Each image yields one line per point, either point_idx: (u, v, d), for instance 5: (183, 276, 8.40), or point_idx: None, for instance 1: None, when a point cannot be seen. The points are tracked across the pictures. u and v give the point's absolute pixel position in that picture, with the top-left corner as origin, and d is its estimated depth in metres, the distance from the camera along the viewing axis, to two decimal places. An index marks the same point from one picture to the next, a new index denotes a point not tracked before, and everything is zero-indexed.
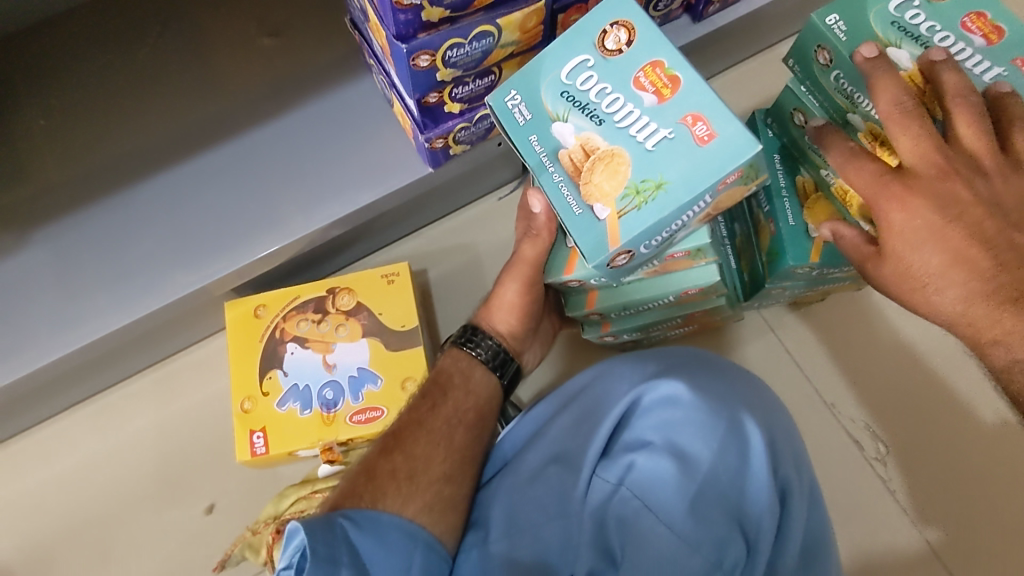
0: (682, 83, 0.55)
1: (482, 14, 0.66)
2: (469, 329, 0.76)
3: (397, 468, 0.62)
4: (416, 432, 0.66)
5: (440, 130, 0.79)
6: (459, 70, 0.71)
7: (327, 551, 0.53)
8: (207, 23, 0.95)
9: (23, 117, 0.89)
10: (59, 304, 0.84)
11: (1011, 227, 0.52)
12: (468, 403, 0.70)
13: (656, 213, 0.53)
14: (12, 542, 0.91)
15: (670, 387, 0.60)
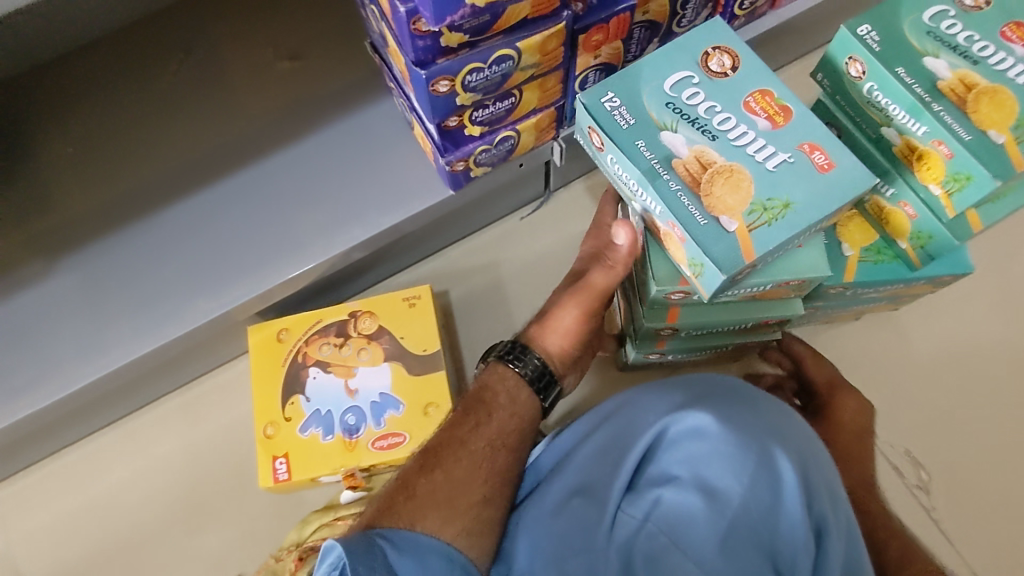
0: (793, 113, 0.60)
1: (502, 37, 0.66)
2: (519, 346, 0.73)
3: (437, 488, 0.60)
4: (457, 452, 0.63)
5: (461, 153, 0.78)
6: (479, 94, 0.70)
7: (367, 564, 0.51)
8: (228, 52, 0.97)
9: (53, 146, 0.92)
10: (88, 330, 0.85)
11: None
12: (509, 427, 0.67)
13: (790, 228, 0.55)
14: (44, 565, 0.92)
15: (698, 418, 0.57)
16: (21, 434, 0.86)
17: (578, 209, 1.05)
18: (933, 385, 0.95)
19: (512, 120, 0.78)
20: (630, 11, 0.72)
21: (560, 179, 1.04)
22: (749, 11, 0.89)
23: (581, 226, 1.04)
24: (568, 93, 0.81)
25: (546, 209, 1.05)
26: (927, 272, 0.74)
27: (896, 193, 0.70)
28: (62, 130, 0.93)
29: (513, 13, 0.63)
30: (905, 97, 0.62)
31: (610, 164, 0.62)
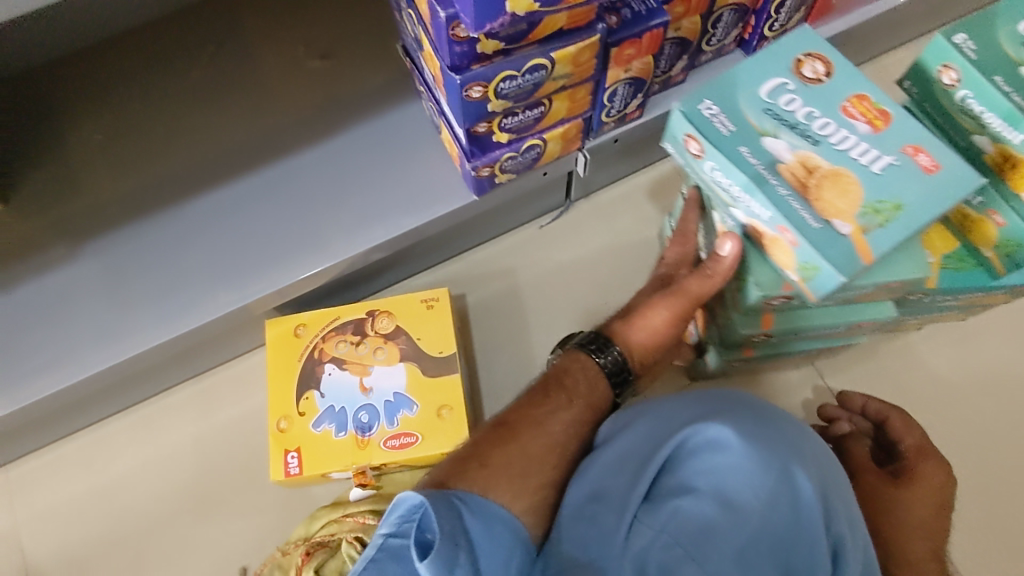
0: (893, 116, 0.59)
1: (537, 47, 0.66)
2: (602, 338, 0.71)
3: (512, 462, 0.60)
4: (536, 432, 0.63)
5: (486, 159, 0.79)
6: (511, 101, 0.71)
7: (448, 530, 0.52)
8: (260, 50, 0.98)
9: (84, 133, 0.94)
10: (108, 316, 0.85)
11: None
12: (584, 413, 0.66)
13: (903, 231, 0.54)
14: (50, 547, 0.92)
15: (719, 430, 0.58)
16: (35, 416, 0.86)
17: (597, 220, 1.06)
18: (947, 415, 0.94)
19: (539, 129, 0.79)
20: (662, 26, 0.71)
21: (581, 190, 1.05)
22: (779, 33, 0.90)
23: (600, 238, 1.05)
24: (596, 106, 0.81)
25: (566, 219, 1.06)
26: (1013, 280, 0.73)
27: (984, 201, 0.69)
28: (92, 118, 0.95)
29: (549, 23, 0.64)
30: (1003, 102, 0.63)
31: (708, 171, 0.61)
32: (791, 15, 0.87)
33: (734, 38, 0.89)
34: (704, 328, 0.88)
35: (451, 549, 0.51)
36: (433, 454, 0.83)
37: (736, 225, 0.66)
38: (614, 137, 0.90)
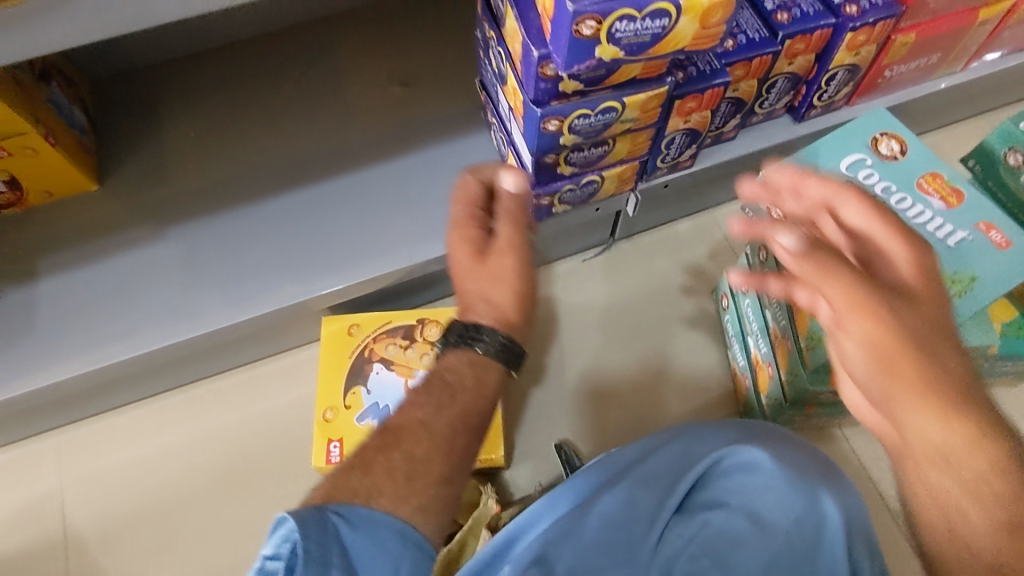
0: (963, 194, 0.72)
1: (611, 91, 0.73)
2: (474, 327, 0.63)
3: (395, 466, 0.54)
4: (415, 432, 0.56)
5: (547, 189, 0.86)
6: (581, 137, 0.78)
7: (318, 552, 0.46)
8: (347, 72, 1.07)
9: (181, 129, 1.03)
10: (182, 296, 0.92)
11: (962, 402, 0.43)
12: (474, 412, 0.59)
13: (980, 301, 0.66)
14: (90, 509, 0.97)
15: (754, 454, 0.63)
16: (99, 383, 0.92)
17: (637, 260, 1.12)
18: None
19: (600, 166, 0.86)
20: (724, 86, 0.79)
21: (626, 230, 1.11)
22: (828, 103, 0.97)
23: (640, 277, 1.11)
24: (653, 151, 0.88)
25: (608, 255, 1.13)
26: None
27: None
28: (190, 116, 1.04)
29: (626, 71, 0.71)
30: None
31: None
32: (841, 87, 0.93)
33: (785, 104, 0.96)
34: (764, 387, 0.93)
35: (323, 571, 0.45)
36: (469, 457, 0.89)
37: None
38: (665, 183, 0.97)
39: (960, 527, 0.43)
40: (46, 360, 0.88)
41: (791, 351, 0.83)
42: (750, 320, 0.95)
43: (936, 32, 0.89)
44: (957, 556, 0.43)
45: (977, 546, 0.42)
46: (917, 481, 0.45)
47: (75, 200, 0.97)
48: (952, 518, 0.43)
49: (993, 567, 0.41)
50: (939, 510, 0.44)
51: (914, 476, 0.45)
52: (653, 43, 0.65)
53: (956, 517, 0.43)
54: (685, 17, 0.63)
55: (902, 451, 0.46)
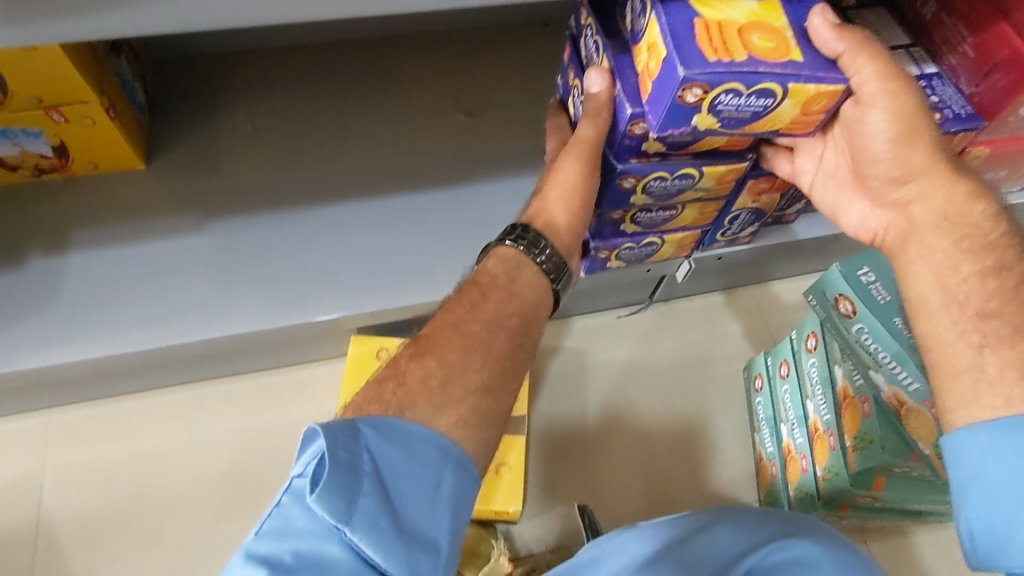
0: None
1: (691, 158, 0.70)
2: (519, 227, 0.63)
3: (430, 374, 0.51)
4: (450, 335, 0.53)
5: (608, 244, 0.84)
6: (652, 198, 0.75)
7: (349, 459, 0.43)
8: (413, 95, 1.06)
9: (238, 123, 1.01)
10: (213, 292, 0.89)
11: (994, 267, 0.55)
12: (509, 310, 0.57)
13: None
14: (71, 502, 0.90)
15: (805, 550, 0.63)
16: (111, 369, 0.88)
17: (673, 325, 1.10)
18: None
19: (663, 228, 0.84)
20: None
21: (665, 293, 1.09)
22: None
23: (672, 343, 1.09)
24: (715, 225, 0.88)
25: (644, 316, 1.10)
26: None
27: None
28: (248, 112, 1.02)
29: (711, 141, 0.68)
30: None
31: (855, 330, 0.75)
32: None
33: None
34: (796, 482, 0.90)
35: (354, 480, 0.43)
36: (488, 509, 0.86)
37: (868, 386, 0.75)
38: (719, 254, 0.96)
39: (952, 285, 0.56)
40: (62, 337, 0.84)
41: (833, 448, 0.81)
42: (787, 406, 0.93)
43: (1007, 151, 0.90)
44: (947, 318, 0.55)
45: (974, 302, 0.54)
46: (916, 276, 0.59)
47: (120, 176, 0.95)
48: (946, 281, 0.56)
49: (982, 313, 0.53)
50: (936, 281, 0.57)
51: (913, 261, 0.60)
52: (751, 121, 0.60)
53: (948, 296, 0.55)
54: (790, 100, 0.59)
55: (912, 238, 0.62)
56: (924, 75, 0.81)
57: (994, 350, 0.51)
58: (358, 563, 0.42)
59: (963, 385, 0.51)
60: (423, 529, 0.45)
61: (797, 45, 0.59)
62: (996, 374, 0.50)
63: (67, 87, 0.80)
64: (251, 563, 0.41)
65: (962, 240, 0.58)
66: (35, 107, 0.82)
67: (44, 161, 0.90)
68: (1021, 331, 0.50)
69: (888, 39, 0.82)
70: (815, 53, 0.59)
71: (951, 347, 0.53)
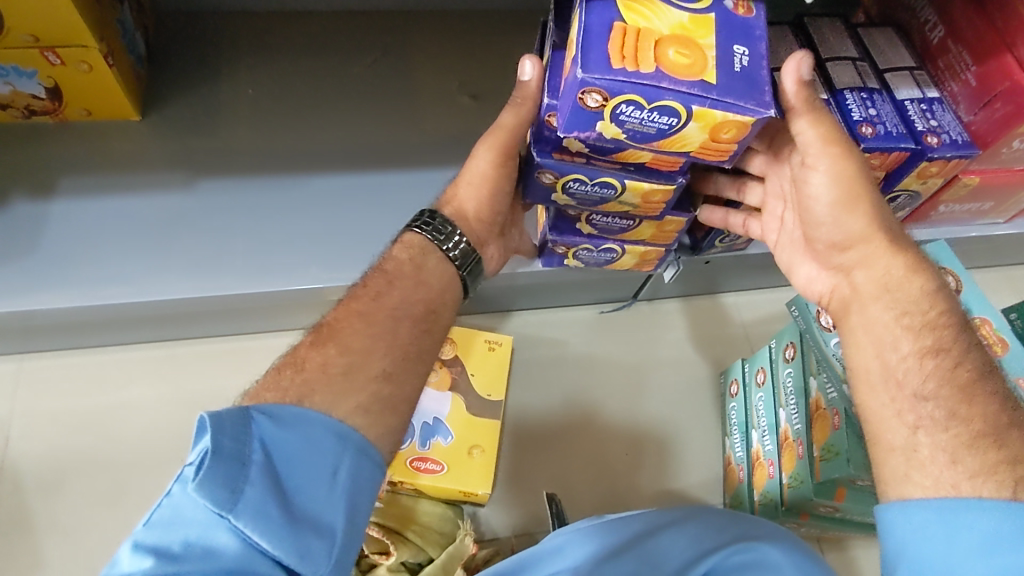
0: (1009, 345, 0.71)
1: (617, 167, 0.61)
2: (427, 212, 0.63)
3: (330, 362, 0.51)
4: (354, 324, 0.53)
5: (564, 240, 0.79)
6: (575, 200, 0.67)
7: (234, 448, 0.43)
8: (418, 73, 1.05)
9: (236, 83, 1.00)
10: (198, 251, 0.88)
11: (935, 349, 0.55)
12: (416, 298, 0.57)
13: None
14: (34, 450, 0.89)
15: (768, 552, 0.65)
16: (89, 321, 0.87)
17: (656, 325, 1.11)
18: None
19: (619, 238, 0.79)
20: None
21: (650, 293, 1.10)
22: None
23: (651, 343, 1.09)
24: (716, 231, 0.89)
25: (626, 313, 1.11)
26: None
27: None
28: (247, 74, 1.01)
29: (635, 154, 0.59)
30: None
31: (833, 345, 0.76)
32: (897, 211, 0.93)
33: None
34: (761, 488, 0.92)
35: (240, 468, 0.43)
36: (454, 488, 0.86)
37: (841, 399, 0.76)
38: (709, 259, 0.98)
39: (892, 363, 0.56)
40: (42, 282, 0.83)
41: (801, 457, 0.82)
42: (759, 414, 0.94)
43: (998, 181, 0.91)
44: (886, 394, 0.56)
45: (910, 383, 0.55)
46: (857, 344, 0.60)
47: (113, 126, 0.93)
48: (886, 357, 0.57)
49: (919, 394, 0.54)
50: (877, 355, 0.58)
51: (856, 330, 0.60)
52: (656, 139, 0.54)
53: (888, 373, 0.56)
54: (696, 124, 0.52)
55: (854, 306, 0.62)
56: (925, 98, 0.83)
57: (928, 431, 0.52)
58: (249, 549, 0.42)
59: (893, 461, 0.53)
60: (318, 516, 0.45)
61: (715, 66, 0.51)
62: (927, 455, 0.51)
63: (66, 28, 0.78)
64: (138, 554, 0.40)
65: (901, 317, 0.57)
66: (30, 46, 0.80)
67: (35, 103, 0.88)
68: (954, 414, 0.52)
69: (893, 60, 0.86)
70: (733, 76, 0.51)
71: (887, 423, 0.55)
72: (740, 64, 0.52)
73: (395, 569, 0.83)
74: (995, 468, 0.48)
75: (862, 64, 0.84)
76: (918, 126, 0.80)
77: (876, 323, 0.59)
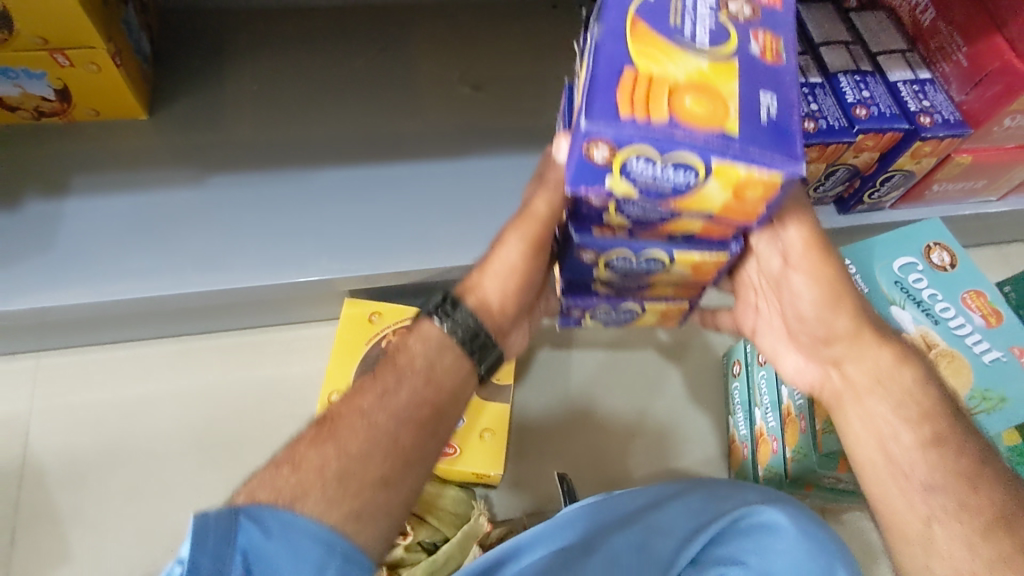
0: (1003, 316, 0.74)
1: (664, 239, 0.59)
2: (448, 301, 0.60)
3: (327, 464, 0.50)
4: (355, 423, 0.53)
5: (580, 303, 0.74)
6: (617, 272, 0.65)
7: (213, 563, 0.44)
8: (421, 66, 1.06)
9: (241, 80, 1.01)
10: (209, 246, 0.90)
11: (932, 437, 0.58)
12: (422, 396, 0.56)
13: (1006, 420, 0.70)
14: (55, 445, 0.92)
15: (773, 515, 0.68)
16: (104, 316, 0.89)
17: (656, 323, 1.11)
18: None
19: (642, 297, 0.73)
20: None
21: None
22: (875, 201, 0.99)
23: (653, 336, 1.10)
24: None
25: None
26: None
27: None
28: (252, 71, 1.02)
29: (684, 225, 0.56)
30: None
31: None
32: (892, 190, 0.96)
33: (836, 195, 0.98)
34: (765, 464, 0.94)
35: None
36: (465, 470, 0.88)
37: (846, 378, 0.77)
38: None
39: (896, 453, 0.60)
40: (60, 280, 0.85)
41: (804, 431, 0.84)
42: (762, 392, 0.96)
43: (989, 159, 0.93)
44: (894, 484, 0.59)
45: (915, 473, 0.58)
46: (858, 436, 0.63)
47: (122, 125, 0.95)
48: (889, 448, 0.60)
49: (927, 485, 0.57)
50: (880, 446, 0.61)
51: (856, 422, 0.64)
52: (672, 199, 0.50)
53: (893, 463, 0.60)
54: (716, 181, 0.48)
55: (850, 396, 0.64)
56: (917, 79, 0.86)
57: (942, 523, 0.55)
58: None
59: (912, 551, 0.57)
60: None
61: (738, 117, 0.47)
62: (946, 548, 0.55)
63: (76, 31, 0.80)
64: None
65: (901, 409, 0.60)
66: (39, 48, 0.81)
67: (45, 105, 0.90)
68: (965, 506, 0.55)
69: (886, 43, 0.88)
70: (757, 128, 0.47)
71: (900, 513, 0.58)
72: (766, 114, 0.48)
73: (414, 550, 0.86)
74: (1011, 558, 0.52)
75: (855, 48, 0.87)
76: (911, 107, 0.83)
77: (873, 414, 0.62)
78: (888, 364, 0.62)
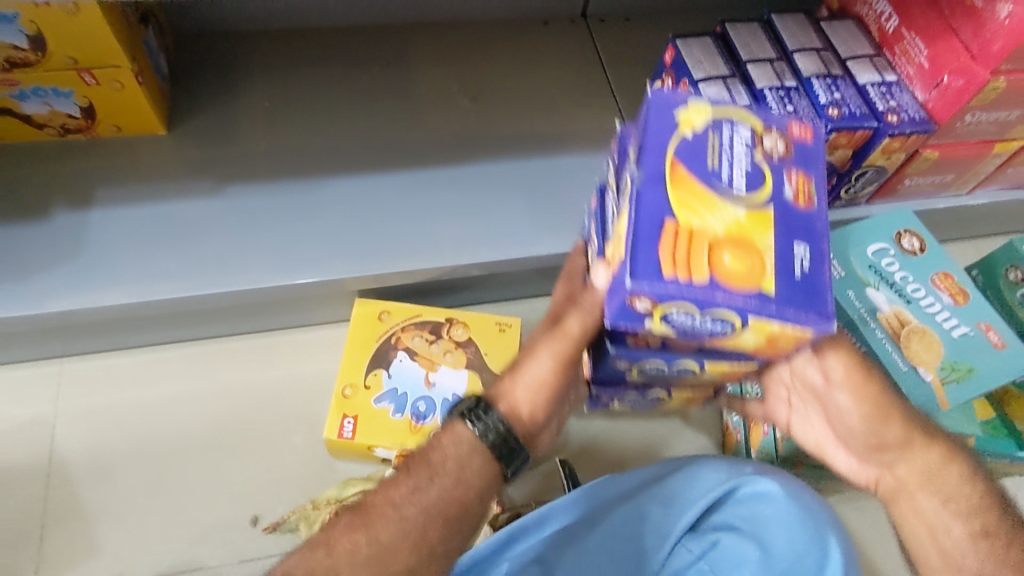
0: (970, 295, 0.80)
1: (694, 353, 0.61)
2: (481, 406, 0.63)
3: (358, 549, 0.59)
4: (387, 516, 0.60)
5: (607, 388, 0.77)
6: (649, 375, 0.68)
7: None
8: (422, 81, 1.13)
9: (253, 96, 1.07)
10: (228, 250, 0.95)
11: (980, 533, 0.66)
12: (450, 495, 0.61)
13: (974, 389, 0.75)
14: (81, 444, 0.96)
15: (763, 484, 0.73)
16: (129, 318, 0.94)
17: None
18: None
19: (668, 386, 0.76)
20: None
21: None
22: (852, 197, 1.05)
23: None
24: None
25: None
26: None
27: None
28: (264, 88, 1.08)
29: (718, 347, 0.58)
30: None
31: None
32: (866, 186, 1.02)
33: None
34: (758, 446, 0.99)
35: None
36: None
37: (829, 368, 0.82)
38: None
39: (947, 546, 0.66)
40: (88, 284, 0.90)
41: None
42: None
43: (955, 154, 0.99)
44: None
45: (970, 564, 0.65)
46: (914, 534, 0.69)
47: (143, 139, 1.00)
48: (942, 542, 0.67)
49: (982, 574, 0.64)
50: (934, 541, 0.67)
51: (908, 519, 0.69)
52: (707, 339, 0.54)
53: (948, 556, 0.66)
54: (750, 332, 0.52)
55: (899, 496, 0.70)
56: (884, 81, 0.93)
57: None
58: None
59: None
60: None
61: (774, 273, 0.51)
62: None
63: (104, 52, 0.86)
64: None
65: (951, 508, 0.67)
66: (69, 68, 0.87)
67: (71, 122, 0.96)
68: None
69: (855, 49, 0.95)
70: (792, 285, 0.51)
71: None
72: (799, 269, 0.52)
73: None
74: None
75: (826, 54, 0.94)
76: (879, 106, 0.90)
77: (923, 513, 0.68)
78: (929, 467, 0.68)
